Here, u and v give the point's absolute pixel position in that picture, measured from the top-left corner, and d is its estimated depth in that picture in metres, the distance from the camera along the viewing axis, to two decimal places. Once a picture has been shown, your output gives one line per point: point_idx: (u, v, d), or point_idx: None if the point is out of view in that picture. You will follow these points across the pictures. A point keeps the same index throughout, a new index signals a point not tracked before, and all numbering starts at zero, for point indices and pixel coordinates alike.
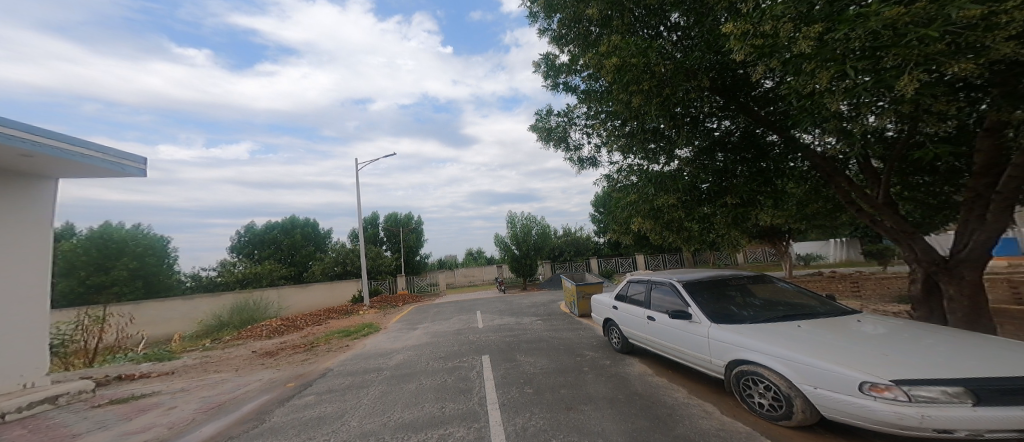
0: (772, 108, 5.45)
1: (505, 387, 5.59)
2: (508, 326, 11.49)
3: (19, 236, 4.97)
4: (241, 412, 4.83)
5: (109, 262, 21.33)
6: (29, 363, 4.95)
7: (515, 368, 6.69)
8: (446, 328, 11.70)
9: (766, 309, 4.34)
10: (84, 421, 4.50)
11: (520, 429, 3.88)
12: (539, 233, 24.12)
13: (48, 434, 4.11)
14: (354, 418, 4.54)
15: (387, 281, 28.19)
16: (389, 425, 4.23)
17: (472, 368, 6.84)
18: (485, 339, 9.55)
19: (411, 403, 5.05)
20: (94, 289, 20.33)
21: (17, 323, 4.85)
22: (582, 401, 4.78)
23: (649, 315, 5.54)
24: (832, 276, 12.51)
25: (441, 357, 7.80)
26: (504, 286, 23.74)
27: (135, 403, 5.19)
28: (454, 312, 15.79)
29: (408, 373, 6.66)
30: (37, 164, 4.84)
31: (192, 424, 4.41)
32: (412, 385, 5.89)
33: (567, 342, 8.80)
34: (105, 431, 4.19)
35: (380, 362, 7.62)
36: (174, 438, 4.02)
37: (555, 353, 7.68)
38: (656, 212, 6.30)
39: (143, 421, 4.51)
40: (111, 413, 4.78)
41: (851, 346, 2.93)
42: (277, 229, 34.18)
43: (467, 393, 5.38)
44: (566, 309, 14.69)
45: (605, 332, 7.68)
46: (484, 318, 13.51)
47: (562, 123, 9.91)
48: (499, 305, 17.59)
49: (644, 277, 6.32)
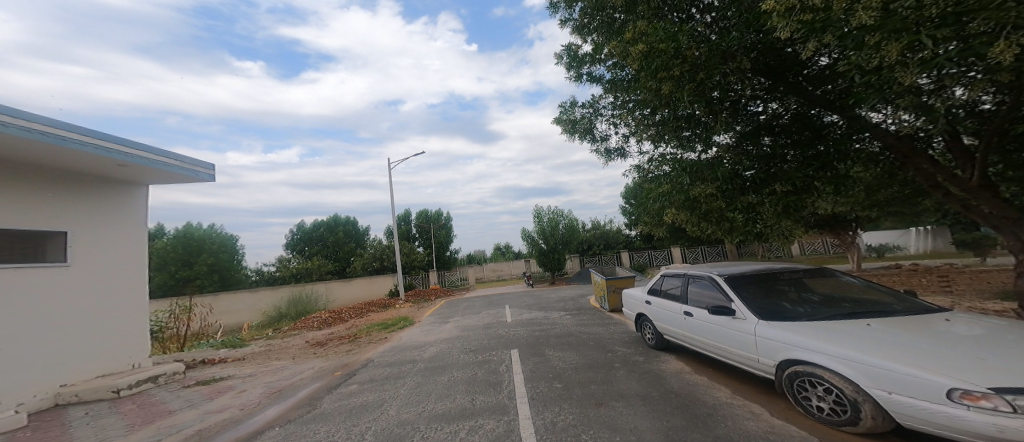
0: (829, 86, 4.94)
1: (534, 381, 5.50)
2: (536, 321, 11.42)
3: (118, 234, 5.50)
4: (297, 399, 4.98)
5: (192, 257, 23.41)
6: (138, 345, 5.59)
7: (543, 362, 6.61)
8: (475, 322, 11.79)
9: (826, 305, 3.98)
10: (178, 398, 4.88)
11: (549, 423, 3.78)
12: (566, 227, 23.83)
13: (151, 409, 4.52)
14: (392, 407, 4.59)
15: (420, 275, 28.84)
16: (423, 415, 4.25)
17: (501, 361, 6.81)
18: (514, 334, 9.50)
19: (444, 395, 5.04)
20: (182, 282, 22.65)
21: (125, 311, 5.46)
22: (613, 397, 4.62)
23: (686, 311, 5.31)
24: (912, 270, 11.48)
25: (471, 350, 7.84)
26: (533, 280, 23.71)
27: (215, 385, 5.55)
28: (483, 306, 15.91)
29: (440, 365, 6.72)
30: (130, 172, 5.22)
31: (258, 407, 4.60)
32: (444, 378, 5.90)
33: (597, 337, 8.61)
34: (192, 410, 4.50)
35: (413, 355, 7.73)
36: (244, 418, 4.20)
37: (585, 348, 7.52)
38: (691, 203, 5.99)
39: (222, 402, 4.77)
40: (198, 393, 5.14)
41: (957, 345, 2.59)
42: (322, 228, 35.45)
43: (498, 386, 5.33)
44: (596, 304, 14.43)
45: (638, 328, 7.44)
46: (512, 313, 13.49)
47: (588, 114, 9.67)
48: (527, 299, 17.54)
49: (680, 271, 6.05)
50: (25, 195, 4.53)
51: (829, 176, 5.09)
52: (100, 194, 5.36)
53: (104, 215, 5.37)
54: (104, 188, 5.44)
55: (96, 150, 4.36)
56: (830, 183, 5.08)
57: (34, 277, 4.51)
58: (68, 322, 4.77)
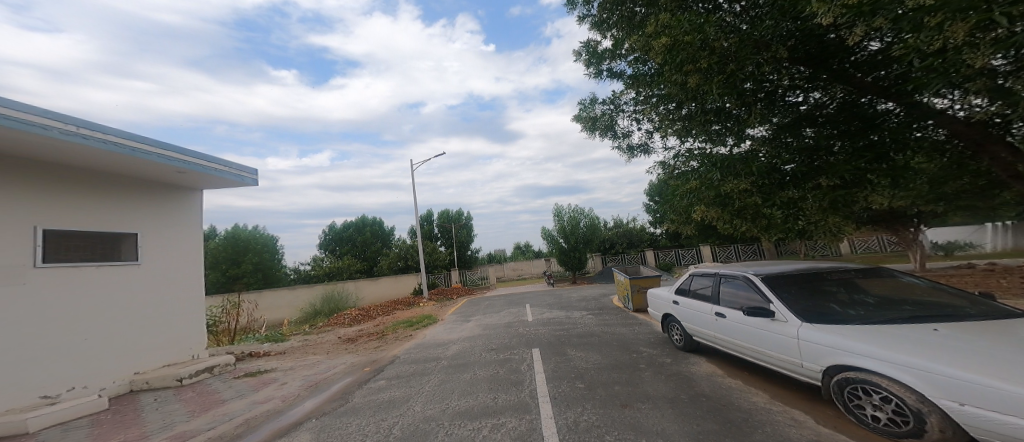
0: (882, 72, 4.56)
1: (556, 380, 5.41)
2: (558, 320, 11.26)
3: (178, 239, 6.54)
4: (331, 392, 5.38)
5: (239, 256, 24.72)
6: (189, 337, 6.50)
7: (565, 361, 6.53)
8: (497, 321, 11.77)
9: (883, 308, 3.69)
10: (229, 389, 5.52)
11: (572, 423, 3.72)
12: (587, 225, 23.58)
13: (206, 398, 5.16)
14: (417, 403, 4.64)
15: (442, 274, 29.05)
16: (448, 412, 4.27)
17: (523, 360, 6.74)
18: (535, 333, 9.39)
19: (466, 392, 5.01)
20: (230, 279, 23.98)
21: (184, 305, 6.50)
22: (639, 398, 4.47)
23: (718, 312, 5.10)
24: (986, 271, 10.64)
25: (492, 349, 7.80)
26: (555, 280, 23.49)
27: (260, 377, 6.12)
28: (504, 305, 15.86)
29: (463, 363, 6.71)
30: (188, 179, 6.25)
31: (298, 398, 5.10)
32: (467, 375, 5.88)
33: (621, 337, 8.39)
34: (242, 399, 5.09)
35: (436, 352, 7.76)
36: (284, 410, 4.70)
37: (608, 348, 7.34)
38: (723, 199, 5.72)
39: (266, 393, 5.32)
40: (246, 384, 5.75)
41: (895, 342, 2.91)
42: (351, 228, 36.45)
43: (519, 385, 5.25)
44: (620, 304, 14.12)
45: (665, 329, 7.18)
46: (534, 312, 13.38)
47: (609, 111, 9.45)
48: (549, 299, 17.37)
49: (711, 271, 5.81)
50: (102, 203, 5.42)
51: (884, 168, 4.73)
52: (165, 204, 6.38)
53: (167, 223, 6.40)
54: (168, 197, 6.46)
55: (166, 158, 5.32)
56: (886, 176, 4.74)
57: (111, 277, 5.38)
58: (144, 315, 5.80)
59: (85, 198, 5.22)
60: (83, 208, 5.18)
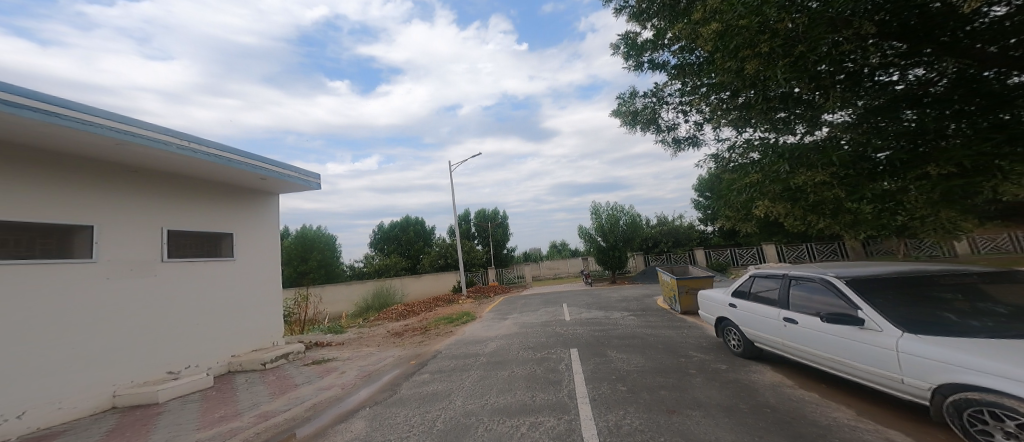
0: (1011, 40, 3.91)
1: (596, 382, 5.35)
2: (597, 320, 10.89)
3: (263, 238, 7.79)
4: (381, 382, 5.90)
5: (308, 253, 26.65)
6: (269, 323, 7.69)
7: (604, 361, 6.45)
8: (534, 319, 11.62)
9: (1015, 319, 3.08)
10: (300, 374, 6.41)
11: (613, 426, 3.78)
12: (627, 223, 22.85)
13: (283, 381, 6.03)
14: (459, 397, 5.00)
15: (479, 272, 29.33)
16: (487, 407, 4.61)
17: (561, 359, 6.65)
18: (573, 332, 9.13)
19: (504, 390, 5.22)
20: (302, 275, 26.00)
21: (266, 295, 7.70)
22: (690, 405, 4.25)
23: (789, 318, 4.59)
24: None
25: (530, 347, 7.74)
26: (593, 279, 22.95)
27: (324, 365, 6.92)
28: (540, 304, 15.66)
29: (502, 360, 6.79)
30: (269, 184, 7.43)
31: (353, 387, 5.73)
32: (505, 373, 6.00)
33: (667, 339, 7.92)
34: (314, 384, 5.88)
35: (474, 349, 7.68)
36: (344, 397, 5.30)
37: (652, 351, 6.94)
38: (794, 193, 4.94)
39: (331, 380, 6.05)
40: (312, 371, 6.59)
41: (983, 349, 2.66)
42: (397, 228, 37.86)
43: (557, 384, 5.33)
44: (665, 305, 13.42)
45: (720, 332, 6.55)
46: (572, 311, 13.04)
47: (652, 103, 8.91)
48: (587, 298, 16.96)
49: (779, 272, 5.25)
50: (210, 207, 6.73)
51: None
52: (252, 207, 7.66)
53: (255, 224, 7.64)
54: (254, 202, 7.74)
55: (254, 167, 6.54)
56: None
57: (213, 269, 6.63)
58: (236, 302, 7.01)
59: (193, 204, 6.45)
60: (194, 217, 6.43)
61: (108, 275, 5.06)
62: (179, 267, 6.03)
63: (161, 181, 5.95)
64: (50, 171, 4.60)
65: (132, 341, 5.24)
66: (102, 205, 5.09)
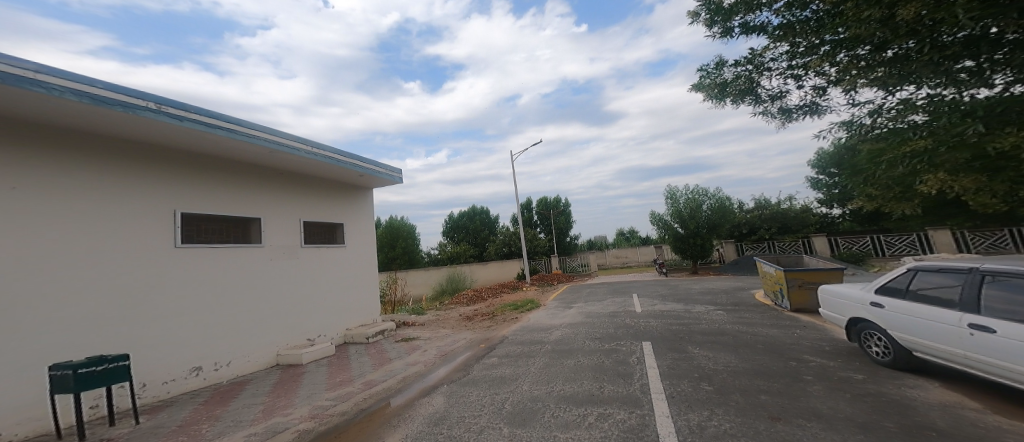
0: None
1: (674, 378, 4.67)
2: (674, 313, 9.79)
3: (368, 228, 8.81)
4: (456, 362, 6.14)
5: (394, 241, 28.54)
6: (374, 303, 8.72)
7: (681, 355, 5.74)
8: (602, 309, 10.74)
9: None
10: (393, 349, 7.03)
11: (696, 426, 3.22)
12: (710, 208, 20.17)
13: (380, 355, 6.67)
14: (527, 382, 4.91)
15: (544, 259, 28.82)
16: (554, 394, 4.42)
17: (631, 352, 6.04)
18: (645, 325, 8.18)
19: (570, 378, 4.97)
20: (391, 260, 28.01)
21: (373, 277, 8.77)
22: (800, 413, 3.36)
23: (990, 328, 3.25)
24: None
25: (597, 337, 7.19)
26: (667, 269, 21.04)
27: (410, 343, 7.46)
28: (608, 294, 14.74)
29: (568, 349, 6.49)
30: (371, 180, 8.21)
31: (434, 365, 6.05)
32: (571, 362, 5.70)
33: (762, 338, 6.73)
34: (404, 359, 6.40)
35: (540, 336, 7.58)
36: (425, 375, 5.58)
37: (745, 350, 5.88)
38: (989, 158, 3.54)
39: (415, 357, 6.49)
40: (402, 347, 7.16)
41: None
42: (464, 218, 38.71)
43: (628, 377, 4.83)
44: (769, 302, 11.41)
45: (852, 336, 4.94)
46: (643, 303, 11.82)
47: (748, 73, 7.10)
48: (660, 289, 15.57)
49: (966, 265, 3.78)
50: (331, 201, 7.81)
51: None
52: (360, 201, 8.66)
53: (362, 216, 8.66)
54: (361, 196, 8.71)
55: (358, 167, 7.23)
56: None
57: (335, 255, 7.73)
58: (353, 283, 8.12)
59: (320, 199, 7.56)
60: (324, 212, 7.63)
61: (268, 259, 6.28)
62: (311, 253, 7.11)
63: (298, 180, 7.11)
64: (229, 174, 5.84)
65: (288, 312, 6.53)
66: (262, 202, 6.32)
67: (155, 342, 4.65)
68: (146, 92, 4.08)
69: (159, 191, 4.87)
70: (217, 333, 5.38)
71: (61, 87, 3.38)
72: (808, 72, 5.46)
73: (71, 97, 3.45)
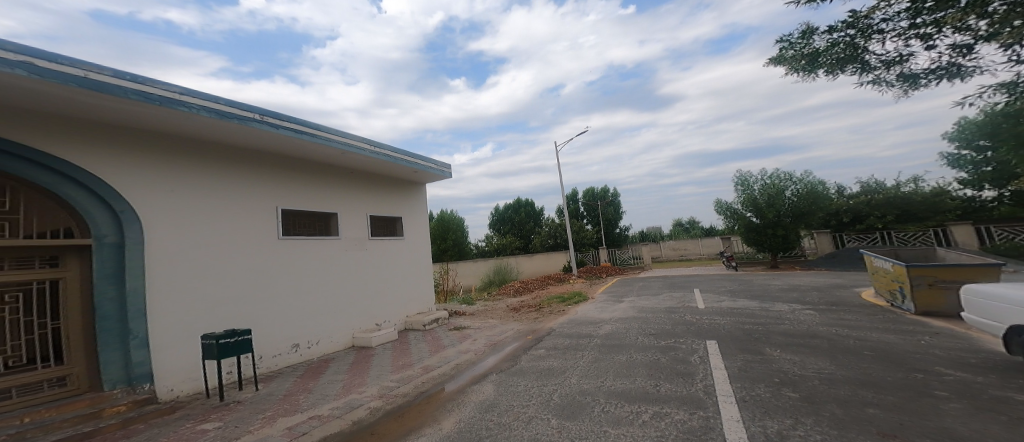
0: None
1: (744, 381, 4.02)
2: (742, 310, 8.69)
3: (428, 223, 9.07)
4: (505, 352, 5.97)
5: (444, 233, 29.35)
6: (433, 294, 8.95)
7: (752, 355, 4.95)
8: (657, 304, 9.85)
9: None
10: (447, 337, 7.08)
11: (775, 435, 2.69)
12: (794, 195, 17.44)
13: (435, 342, 6.73)
14: (575, 376, 4.59)
15: (594, 252, 27.70)
16: (605, 390, 4.05)
17: (693, 351, 5.38)
18: (708, 322, 7.32)
19: (622, 374, 4.53)
20: (441, 252, 28.81)
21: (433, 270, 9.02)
22: (922, 430, 2.64)
23: None
24: None
25: (652, 333, 6.56)
26: (735, 263, 18.99)
27: (461, 332, 7.44)
28: (665, 288, 13.64)
29: (619, 344, 6.00)
30: (430, 178, 8.42)
31: (483, 354, 5.93)
32: (622, 358, 5.22)
33: (858, 342, 5.63)
34: (458, 346, 6.37)
35: (588, 330, 7.12)
36: (476, 363, 5.47)
37: (835, 355, 4.93)
38: None
39: (467, 345, 6.44)
40: (454, 335, 7.18)
41: None
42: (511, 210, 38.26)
43: (690, 377, 4.27)
44: (884, 302, 9.39)
45: (1015, 349, 3.55)
46: (707, 298, 10.64)
47: (849, 38, 5.16)
48: (726, 284, 14.07)
49: None
50: (397, 197, 8.12)
51: None
52: (421, 197, 8.91)
53: (422, 211, 8.93)
54: (421, 192, 8.95)
55: (418, 165, 7.42)
56: None
57: (402, 248, 8.05)
58: (417, 274, 8.40)
59: (387, 195, 7.89)
60: (392, 207, 7.98)
61: (347, 250, 6.69)
62: (380, 245, 7.47)
63: (368, 178, 7.47)
64: (312, 173, 6.33)
65: (366, 300, 6.96)
66: (341, 198, 6.75)
67: (262, 321, 5.24)
68: (252, 105, 4.60)
69: (261, 190, 5.45)
70: (310, 315, 5.91)
71: (194, 105, 3.97)
72: (944, 29, 4.15)
73: (202, 113, 4.05)
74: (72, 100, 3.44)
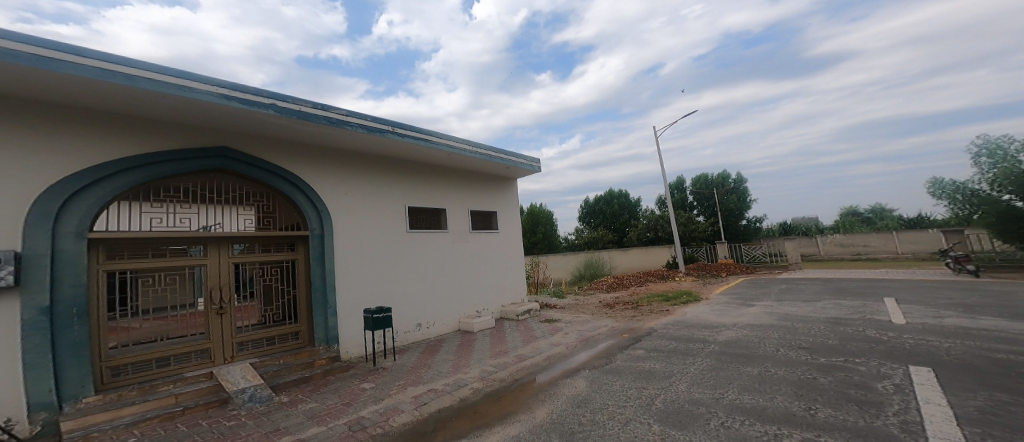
0: None
1: (977, 424, 2.43)
2: (946, 319, 5.78)
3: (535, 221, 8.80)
4: (599, 349, 5.07)
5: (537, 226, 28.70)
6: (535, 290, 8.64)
7: (983, 391, 2.97)
8: (810, 308, 7.21)
9: None
10: (542, 327, 6.52)
11: None
12: None
13: (526, 332, 6.14)
14: (685, 383, 3.56)
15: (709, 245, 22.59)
16: (727, 405, 3.00)
17: (866, 372, 3.56)
18: (892, 333, 4.99)
19: (753, 390, 3.30)
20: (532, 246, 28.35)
21: None
22: None
23: None
24: None
25: (799, 344, 4.71)
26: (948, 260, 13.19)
27: (551, 324, 6.68)
28: (816, 288, 10.31)
29: (745, 354, 4.45)
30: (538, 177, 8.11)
31: (574, 349, 5.15)
32: (754, 371, 3.80)
33: None
34: (552, 338, 5.74)
35: (703, 333, 5.57)
36: (568, 356, 4.82)
37: None
38: None
39: (560, 338, 5.74)
40: (547, 326, 6.56)
41: None
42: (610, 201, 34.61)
43: (871, 407, 2.80)
44: None
45: None
46: (889, 303, 7.44)
47: None
48: (920, 284, 9.89)
49: None
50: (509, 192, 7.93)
51: None
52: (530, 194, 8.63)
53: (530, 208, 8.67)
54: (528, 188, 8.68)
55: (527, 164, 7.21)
56: None
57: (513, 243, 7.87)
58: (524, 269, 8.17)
59: (500, 191, 7.73)
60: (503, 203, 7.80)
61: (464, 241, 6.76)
62: (493, 240, 7.41)
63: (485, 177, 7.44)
64: (435, 169, 6.48)
65: (477, 289, 6.94)
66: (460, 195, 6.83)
67: (394, 302, 5.51)
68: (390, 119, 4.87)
69: (394, 187, 5.74)
70: (431, 299, 6.05)
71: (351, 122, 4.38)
72: None
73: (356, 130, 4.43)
74: (262, 122, 3.97)
